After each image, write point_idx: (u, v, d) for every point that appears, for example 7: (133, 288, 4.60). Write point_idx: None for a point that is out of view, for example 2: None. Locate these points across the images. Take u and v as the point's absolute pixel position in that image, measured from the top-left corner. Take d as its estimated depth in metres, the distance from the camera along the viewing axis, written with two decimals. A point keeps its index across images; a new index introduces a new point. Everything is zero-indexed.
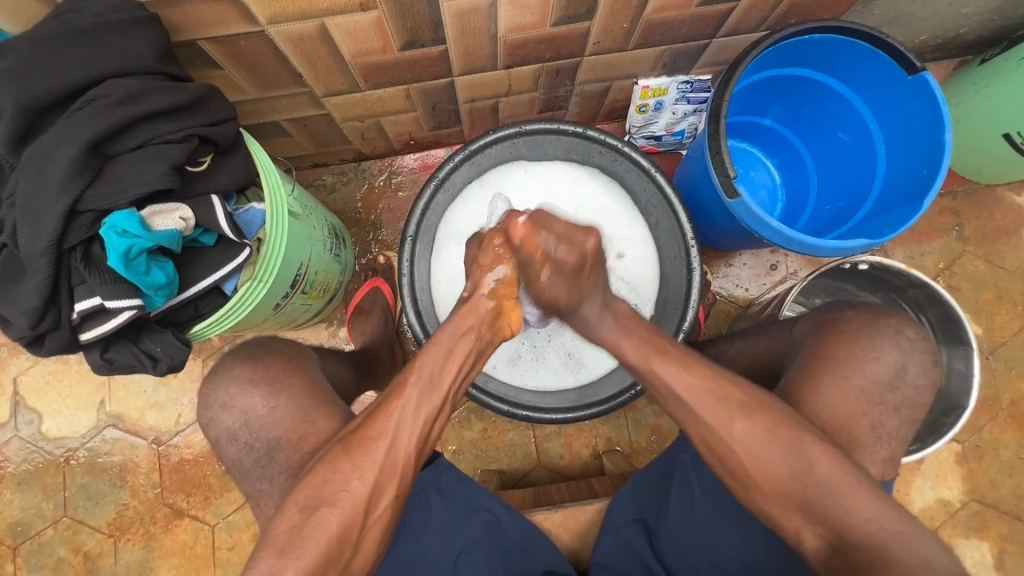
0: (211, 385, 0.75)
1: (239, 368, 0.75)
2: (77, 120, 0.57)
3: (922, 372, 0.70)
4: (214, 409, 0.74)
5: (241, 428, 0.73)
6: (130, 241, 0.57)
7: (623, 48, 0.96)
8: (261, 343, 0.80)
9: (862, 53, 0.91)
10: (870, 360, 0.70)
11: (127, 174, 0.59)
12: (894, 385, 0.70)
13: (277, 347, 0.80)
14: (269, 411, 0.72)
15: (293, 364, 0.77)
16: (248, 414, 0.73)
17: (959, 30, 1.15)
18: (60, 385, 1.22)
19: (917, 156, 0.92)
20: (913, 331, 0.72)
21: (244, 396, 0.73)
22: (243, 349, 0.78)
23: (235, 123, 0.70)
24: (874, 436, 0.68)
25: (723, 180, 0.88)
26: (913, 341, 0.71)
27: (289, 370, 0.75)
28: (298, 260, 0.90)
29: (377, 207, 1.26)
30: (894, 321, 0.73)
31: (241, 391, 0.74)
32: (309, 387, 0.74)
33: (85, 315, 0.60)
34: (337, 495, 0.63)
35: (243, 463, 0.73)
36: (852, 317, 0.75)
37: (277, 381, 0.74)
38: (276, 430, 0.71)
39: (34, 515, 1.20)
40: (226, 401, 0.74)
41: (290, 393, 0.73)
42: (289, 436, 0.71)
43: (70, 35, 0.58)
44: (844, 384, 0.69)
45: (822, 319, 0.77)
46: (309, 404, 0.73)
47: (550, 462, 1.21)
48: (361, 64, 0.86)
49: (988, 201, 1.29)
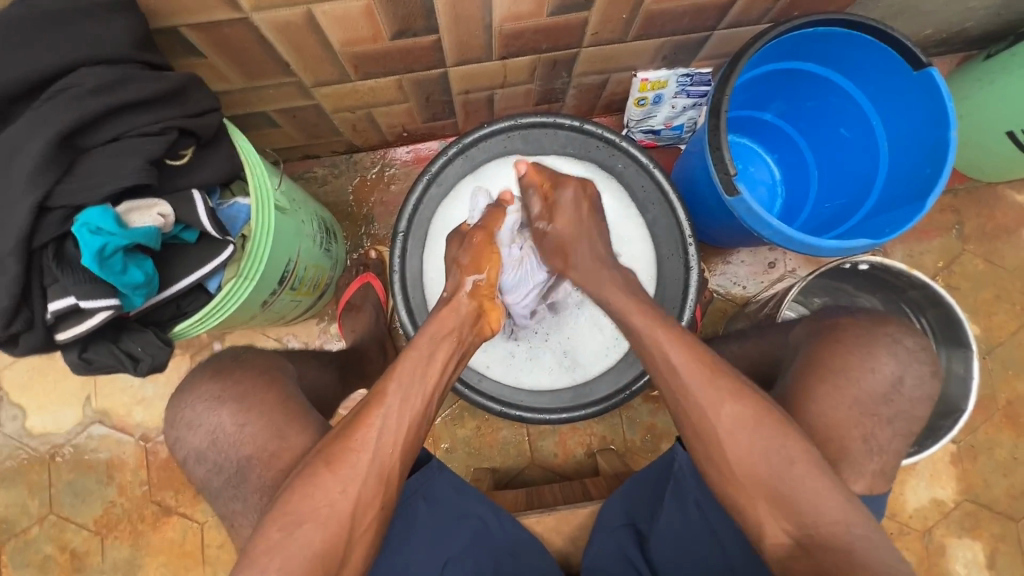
0: (179, 402, 0.72)
1: (207, 385, 0.72)
2: (48, 110, 0.54)
3: (918, 384, 0.69)
4: (181, 428, 0.71)
5: (210, 448, 0.70)
6: (104, 239, 0.55)
7: (622, 39, 0.93)
8: (232, 358, 0.76)
9: (867, 47, 0.88)
10: (867, 369, 0.69)
11: (102, 168, 0.56)
12: (891, 396, 0.68)
13: (250, 359, 0.76)
14: (238, 429, 0.69)
15: (265, 379, 0.73)
16: (215, 433, 0.70)
17: (966, 24, 1.13)
18: (44, 380, 1.19)
19: (920, 155, 0.90)
20: (913, 341, 0.71)
21: (211, 414, 0.70)
22: (212, 362, 0.75)
23: (218, 115, 0.67)
24: (866, 449, 0.67)
25: (723, 177, 0.85)
26: (912, 351, 0.70)
27: (260, 386, 0.72)
28: (286, 256, 0.88)
29: (369, 200, 1.23)
30: (893, 330, 0.71)
31: (209, 408, 0.71)
32: (280, 402, 0.71)
33: (60, 315, 0.58)
34: (320, 506, 0.62)
35: (212, 484, 0.70)
36: (848, 325, 0.73)
37: (247, 398, 0.71)
38: (245, 448, 0.69)
39: (19, 512, 1.18)
40: (193, 419, 0.71)
41: (260, 409, 0.70)
42: (259, 454, 0.68)
43: (39, 20, 0.55)
44: (837, 393, 0.68)
45: (817, 325, 0.75)
46: (280, 420, 0.69)
47: (543, 460, 1.20)
48: (351, 53, 0.83)
49: (989, 199, 1.28)
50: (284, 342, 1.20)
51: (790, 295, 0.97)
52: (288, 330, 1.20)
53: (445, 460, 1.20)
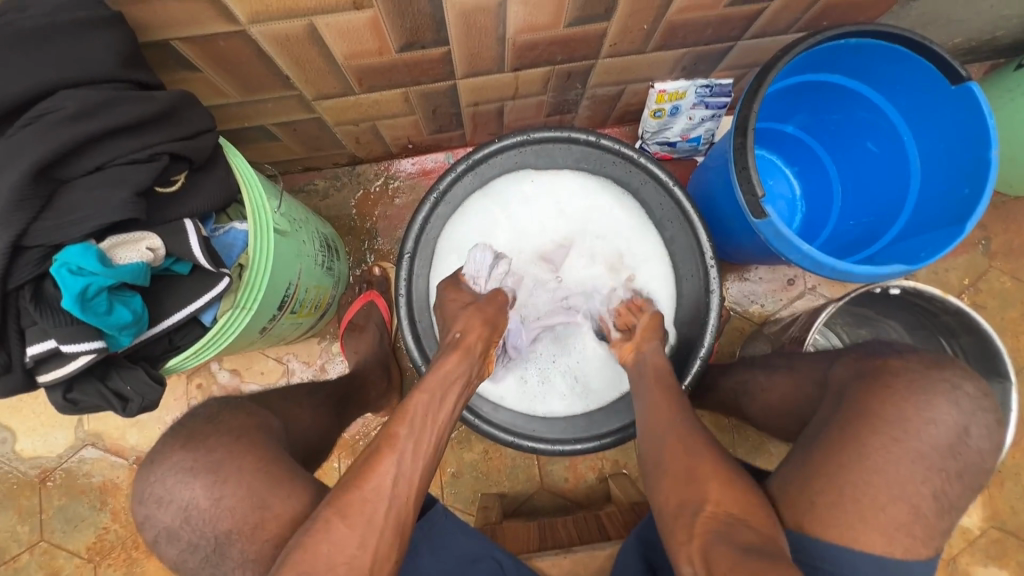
0: (146, 476, 0.62)
1: (177, 454, 0.62)
2: (23, 138, 0.49)
3: (986, 433, 0.62)
4: (150, 505, 0.61)
5: (183, 526, 0.60)
6: (86, 280, 0.50)
7: (641, 50, 0.88)
8: (204, 419, 0.66)
9: (899, 59, 0.84)
10: (927, 421, 0.61)
11: (84, 202, 0.51)
12: (958, 448, 0.61)
13: (225, 420, 0.66)
14: (214, 503, 0.59)
15: (241, 441, 0.63)
16: (188, 509, 0.60)
17: (997, 33, 1.08)
18: (34, 401, 1.15)
19: (957, 173, 0.85)
20: (973, 385, 0.63)
21: (183, 489, 0.60)
22: (183, 428, 0.64)
23: (212, 137, 0.62)
24: (940, 508, 0.60)
25: (750, 199, 0.80)
26: (974, 398, 0.62)
27: (237, 451, 0.62)
28: (287, 280, 0.83)
29: (372, 214, 1.19)
30: (951, 375, 0.63)
31: (180, 482, 0.60)
32: (261, 466, 0.61)
33: (39, 358, 0.53)
34: None
35: (188, 565, 0.60)
36: (899, 366, 0.66)
37: (220, 467, 0.60)
38: (223, 523, 0.59)
39: (9, 538, 1.13)
40: (162, 495, 0.60)
41: (238, 479, 0.60)
42: (241, 527, 0.59)
43: (13, 38, 0.50)
44: (898, 447, 0.60)
45: (865, 366, 0.68)
46: (261, 488, 0.60)
47: (553, 486, 1.15)
48: (355, 66, 0.78)
49: (1018, 213, 1.23)
50: (284, 362, 1.16)
51: (819, 321, 0.92)
52: (288, 349, 1.16)
53: (452, 485, 1.15)
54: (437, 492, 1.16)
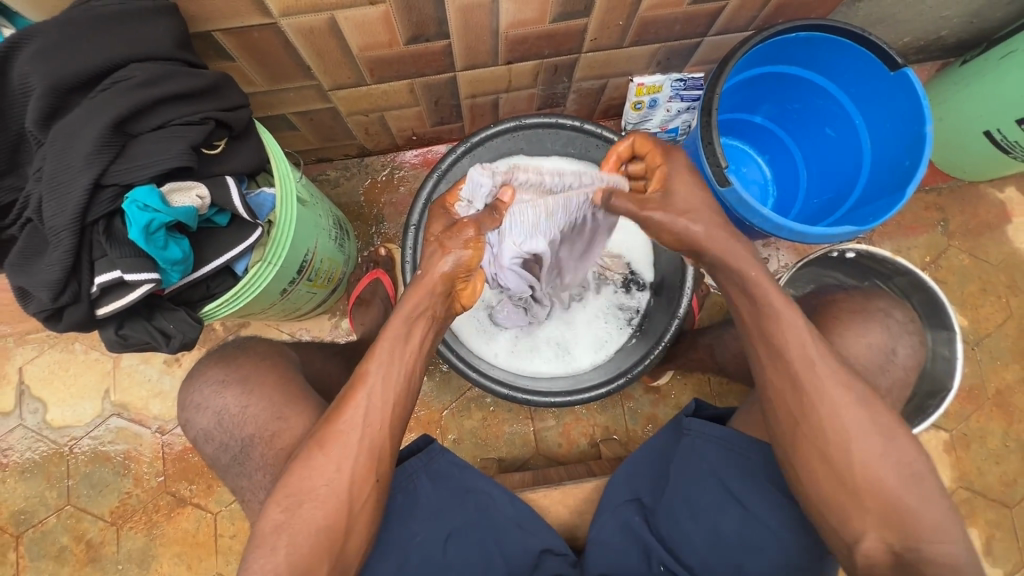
0: (189, 387, 0.82)
1: (213, 371, 0.82)
2: (102, 100, 0.61)
3: (910, 352, 0.80)
4: (191, 410, 0.80)
5: (215, 428, 0.78)
6: (150, 216, 0.60)
7: (619, 45, 1.00)
8: (233, 347, 0.85)
9: (845, 50, 0.96)
10: (864, 342, 0.80)
11: (149, 152, 0.62)
12: (885, 366, 0.78)
13: (251, 347, 0.85)
14: (241, 410, 0.77)
15: (266, 364, 0.82)
16: (222, 413, 0.78)
17: (941, 32, 1.20)
18: (65, 374, 1.24)
19: (901, 148, 0.96)
20: (902, 314, 0.82)
21: (217, 397, 0.79)
22: (217, 351, 0.84)
23: (248, 110, 0.73)
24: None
25: (715, 170, 0.91)
26: (902, 323, 0.81)
27: (260, 370, 0.81)
28: (305, 247, 0.93)
29: (379, 201, 1.29)
30: (885, 306, 0.82)
31: (215, 392, 0.79)
32: (280, 383, 0.79)
33: (105, 288, 0.63)
34: (336, 474, 0.65)
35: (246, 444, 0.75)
36: (845, 300, 0.84)
37: (248, 383, 0.79)
38: (247, 427, 0.77)
39: (37, 503, 1.21)
40: (201, 402, 0.79)
41: (261, 391, 0.78)
42: (261, 433, 0.76)
43: (93, 22, 0.61)
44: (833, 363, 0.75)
45: (819, 301, 0.86)
46: (279, 402, 0.77)
47: (548, 450, 1.23)
48: (368, 58, 0.90)
49: (972, 196, 1.34)
50: (297, 336, 1.25)
51: (780, 283, 1.03)
52: (301, 324, 1.25)
53: (452, 450, 1.23)
54: None
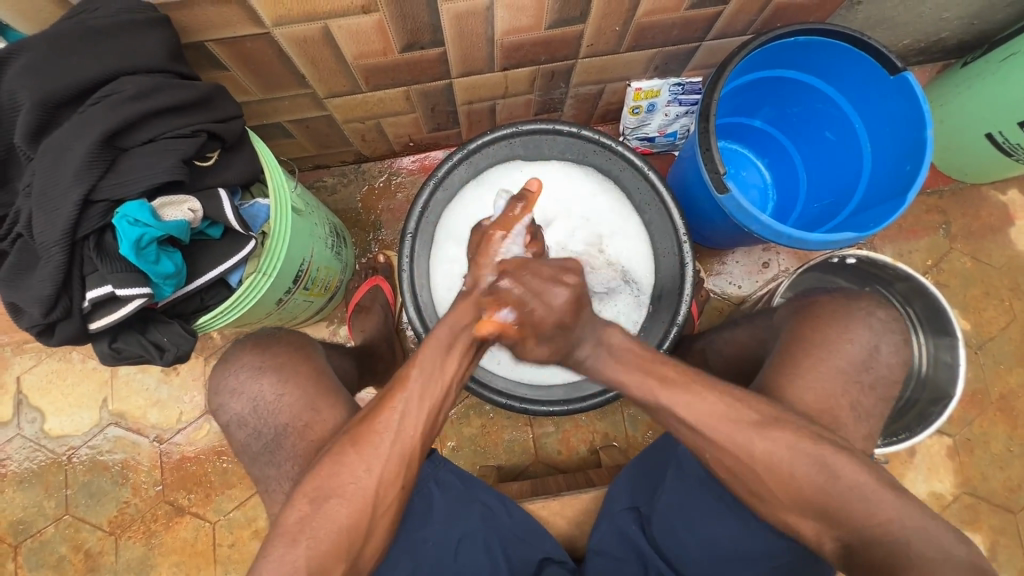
0: (222, 371, 0.77)
1: (248, 356, 0.77)
2: (92, 115, 0.60)
3: (895, 351, 0.75)
4: (224, 395, 0.76)
5: (250, 415, 0.75)
6: (141, 230, 0.60)
7: (616, 50, 0.99)
8: (267, 334, 0.81)
9: (844, 53, 0.95)
10: (846, 340, 0.74)
11: (139, 166, 0.62)
12: (868, 364, 0.74)
13: (283, 335, 0.81)
14: (277, 399, 0.74)
15: (300, 352, 0.79)
16: (257, 400, 0.75)
17: (942, 34, 1.19)
18: (63, 383, 1.23)
19: (902, 153, 0.95)
20: (884, 312, 0.77)
21: (253, 382, 0.75)
22: (251, 337, 0.79)
23: (241, 121, 0.72)
24: (855, 422, 0.73)
25: (713, 176, 0.90)
26: (885, 322, 0.76)
27: (296, 358, 0.77)
28: (300, 257, 0.92)
29: (377, 207, 1.29)
30: (866, 304, 0.77)
31: (250, 377, 0.75)
32: (315, 374, 0.76)
33: (96, 303, 0.63)
34: (329, 491, 0.64)
35: (241, 454, 0.74)
36: (827, 300, 0.79)
37: (285, 369, 0.76)
38: (283, 416, 0.73)
39: (35, 513, 1.20)
40: (236, 387, 0.76)
41: (297, 380, 0.75)
42: (295, 423, 0.73)
43: (82, 35, 0.61)
44: (818, 367, 0.73)
45: (800, 304, 0.81)
46: (315, 393, 0.74)
47: (547, 457, 1.23)
48: (363, 66, 0.89)
49: (974, 199, 1.32)
50: None
51: (782, 289, 1.02)
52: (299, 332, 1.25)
53: (451, 457, 1.23)
54: None
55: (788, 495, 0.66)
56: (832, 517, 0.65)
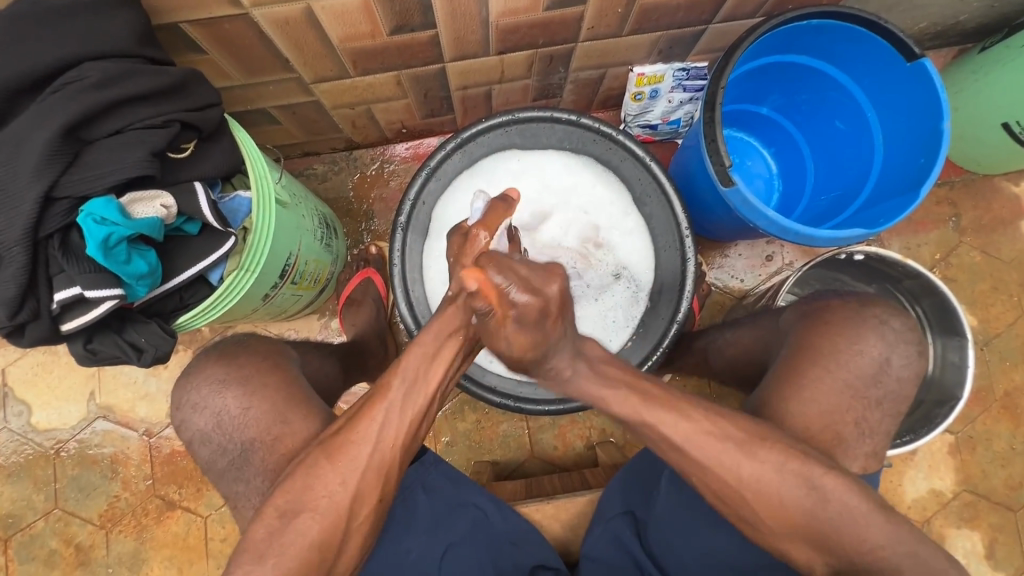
0: (184, 385, 0.74)
1: (213, 368, 0.74)
2: (52, 105, 0.56)
3: (906, 364, 0.72)
4: (186, 410, 0.73)
5: (213, 430, 0.72)
6: (109, 229, 0.56)
7: (618, 34, 0.94)
8: (236, 341, 0.79)
9: (861, 38, 0.90)
10: (855, 351, 0.72)
11: (106, 160, 0.58)
12: (879, 378, 0.71)
13: (253, 344, 0.78)
14: (243, 412, 0.71)
15: (270, 363, 0.76)
16: (221, 414, 0.72)
17: (960, 17, 1.13)
18: (49, 376, 1.21)
19: (915, 145, 0.91)
20: (899, 322, 0.74)
21: (217, 397, 0.72)
22: (217, 348, 0.77)
23: (218, 110, 0.68)
24: (858, 431, 0.70)
25: (719, 169, 0.86)
26: (898, 332, 0.73)
27: (263, 370, 0.74)
28: (287, 250, 0.89)
29: (369, 196, 1.24)
30: (880, 312, 0.74)
31: (214, 391, 0.73)
32: (283, 385, 0.73)
33: (65, 305, 0.59)
34: (314, 503, 0.62)
35: (225, 457, 0.72)
36: (838, 306, 0.76)
37: (251, 381, 0.73)
38: (249, 431, 0.71)
39: (25, 507, 1.19)
40: (198, 402, 0.73)
41: (264, 393, 0.72)
42: (263, 438, 0.70)
43: (41, 17, 0.56)
44: (822, 372, 0.71)
45: (807, 308, 0.78)
46: (282, 405, 0.71)
47: (543, 454, 1.21)
48: (350, 49, 0.84)
49: (986, 191, 1.28)
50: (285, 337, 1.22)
51: (786, 285, 0.98)
52: (289, 325, 1.22)
53: (446, 453, 1.21)
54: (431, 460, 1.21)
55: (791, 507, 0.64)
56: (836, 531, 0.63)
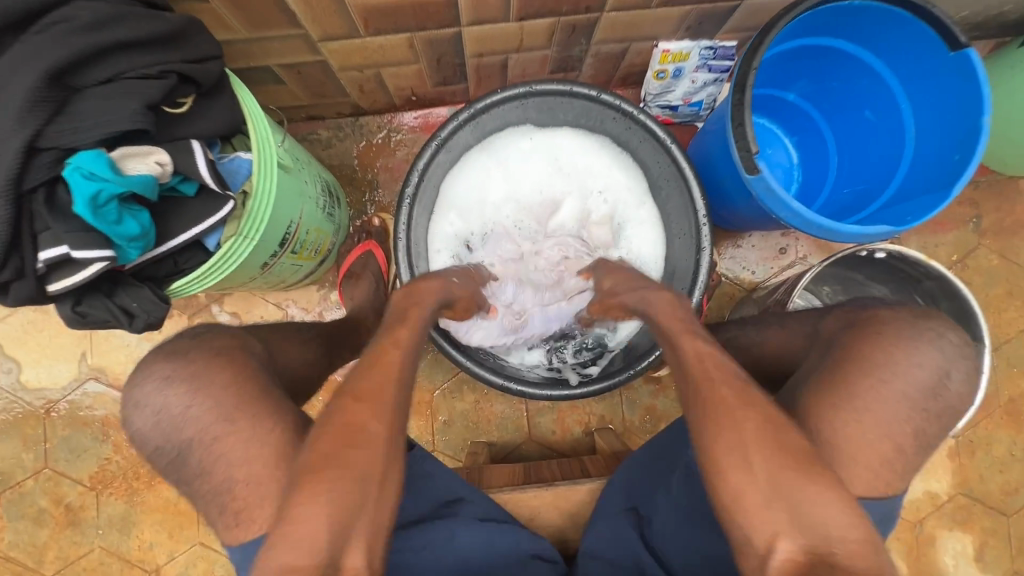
0: (129, 383, 0.61)
1: (159, 365, 0.61)
2: (37, 44, 0.52)
3: (964, 379, 0.60)
4: (128, 410, 0.60)
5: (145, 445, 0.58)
6: (98, 185, 0.53)
7: (647, 5, 0.88)
8: (189, 336, 0.65)
9: (900, 21, 0.85)
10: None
11: (97, 110, 0.54)
12: (937, 392, 0.59)
13: (211, 336, 0.65)
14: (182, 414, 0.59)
15: (222, 357, 0.62)
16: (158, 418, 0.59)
17: (1004, 8, 1.07)
18: (39, 335, 1.18)
19: (951, 140, 0.87)
20: (956, 336, 0.62)
21: (157, 396, 0.59)
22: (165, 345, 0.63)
23: (220, 63, 0.64)
24: None
25: (744, 155, 0.82)
26: (957, 346, 0.61)
27: (217, 362, 0.61)
28: (288, 217, 0.85)
29: (374, 165, 1.20)
30: (935, 324, 0.62)
31: (157, 391, 0.60)
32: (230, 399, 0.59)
33: (51, 264, 0.56)
34: None
35: None
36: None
37: (197, 380, 0.60)
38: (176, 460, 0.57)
39: (14, 465, 1.17)
40: (140, 401, 0.60)
41: (208, 393, 0.59)
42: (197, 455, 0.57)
43: None
44: (873, 390, 0.58)
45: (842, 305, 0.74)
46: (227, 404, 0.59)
47: (541, 437, 1.20)
48: (361, 7, 0.79)
49: (1010, 193, 1.24)
50: (284, 307, 1.18)
51: (803, 282, 0.95)
52: (288, 295, 1.18)
53: (442, 431, 1.19)
54: (428, 438, 1.20)
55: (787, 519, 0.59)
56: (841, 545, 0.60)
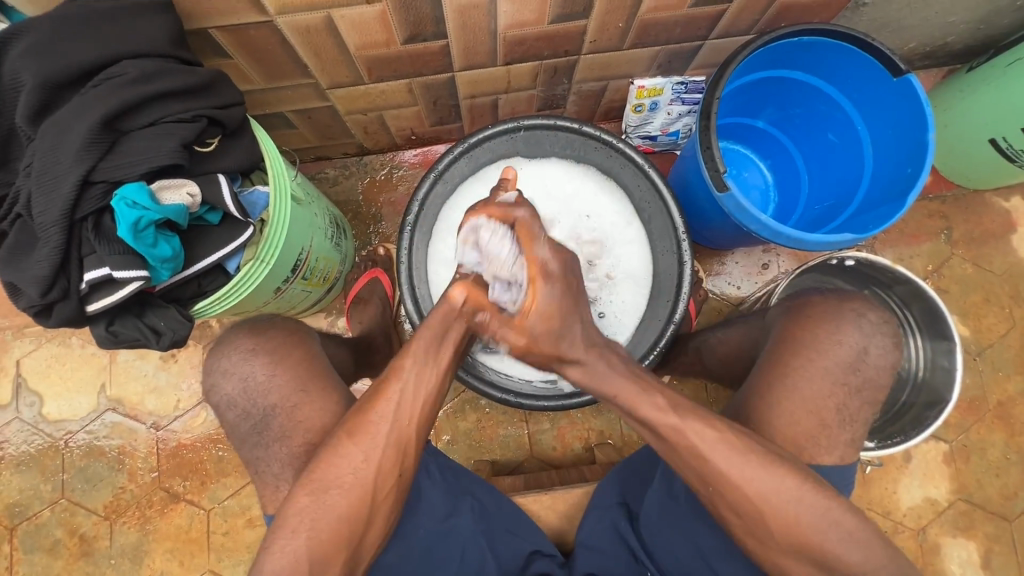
0: (217, 354, 0.81)
1: (242, 339, 0.81)
2: (92, 97, 0.62)
3: (883, 352, 0.78)
4: (217, 375, 0.79)
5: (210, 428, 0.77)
6: (140, 213, 0.62)
7: (619, 47, 0.99)
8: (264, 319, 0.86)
9: (847, 54, 0.95)
10: (835, 341, 0.78)
11: (139, 148, 0.64)
12: (858, 365, 0.77)
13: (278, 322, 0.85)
14: (267, 379, 0.78)
15: (291, 339, 0.82)
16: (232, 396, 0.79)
17: (948, 39, 1.17)
18: (61, 368, 1.24)
19: (904, 155, 0.95)
20: (875, 315, 0.79)
21: (245, 364, 0.79)
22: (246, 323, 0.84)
23: (242, 108, 0.73)
24: (840, 419, 0.76)
25: (714, 175, 0.90)
26: (875, 324, 0.79)
27: (284, 346, 0.81)
28: (299, 246, 0.93)
29: (377, 200, 1.29)
30: (857, 306, 0.80)
31: (243, 359, 0.79)
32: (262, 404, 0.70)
33: (93, 284, 0.65)
34: (337, 483, 0.67)
35: (240, 430, 0.78)
36: (819, 302, 0.82)
37: (277, 353, 0.80)
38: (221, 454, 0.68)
39: (32, 496, 1.21)
40: (228, 368, 0.79)
41: (285, 364, 0.79)
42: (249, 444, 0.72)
43: (86, 17, 0.63)
44: (810, 365, 0.77)
45: (792, 303, 0.85)
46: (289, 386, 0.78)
47: (542, 453, 1.23)
48: (365, 57, 0.90)
49: (976, 205, 1.32)
50: None
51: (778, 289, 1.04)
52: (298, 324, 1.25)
53: (447, 451, 1.23)
54: None
55: (822, 516, 0.66)
56: (806, 510, 0.66)
